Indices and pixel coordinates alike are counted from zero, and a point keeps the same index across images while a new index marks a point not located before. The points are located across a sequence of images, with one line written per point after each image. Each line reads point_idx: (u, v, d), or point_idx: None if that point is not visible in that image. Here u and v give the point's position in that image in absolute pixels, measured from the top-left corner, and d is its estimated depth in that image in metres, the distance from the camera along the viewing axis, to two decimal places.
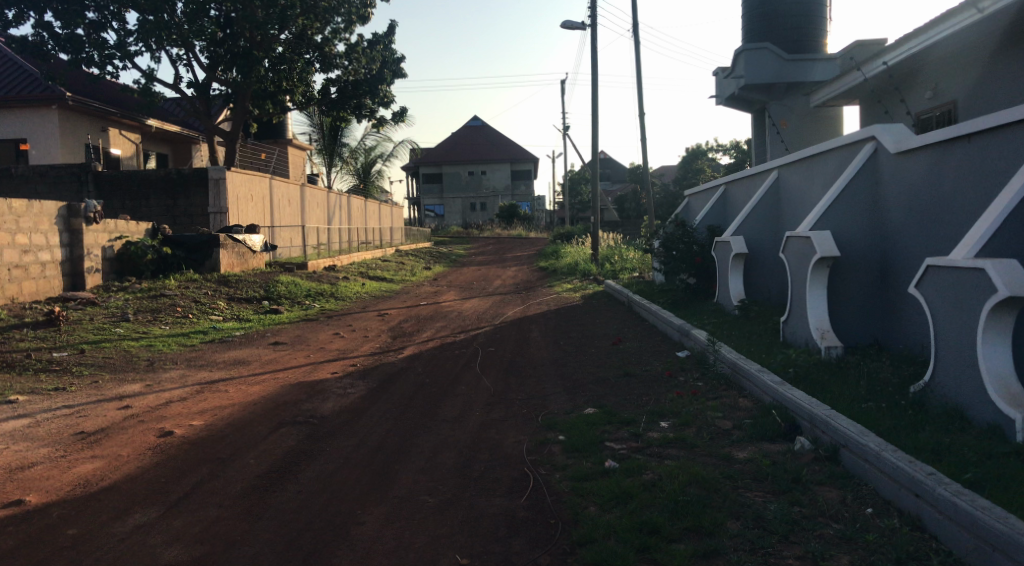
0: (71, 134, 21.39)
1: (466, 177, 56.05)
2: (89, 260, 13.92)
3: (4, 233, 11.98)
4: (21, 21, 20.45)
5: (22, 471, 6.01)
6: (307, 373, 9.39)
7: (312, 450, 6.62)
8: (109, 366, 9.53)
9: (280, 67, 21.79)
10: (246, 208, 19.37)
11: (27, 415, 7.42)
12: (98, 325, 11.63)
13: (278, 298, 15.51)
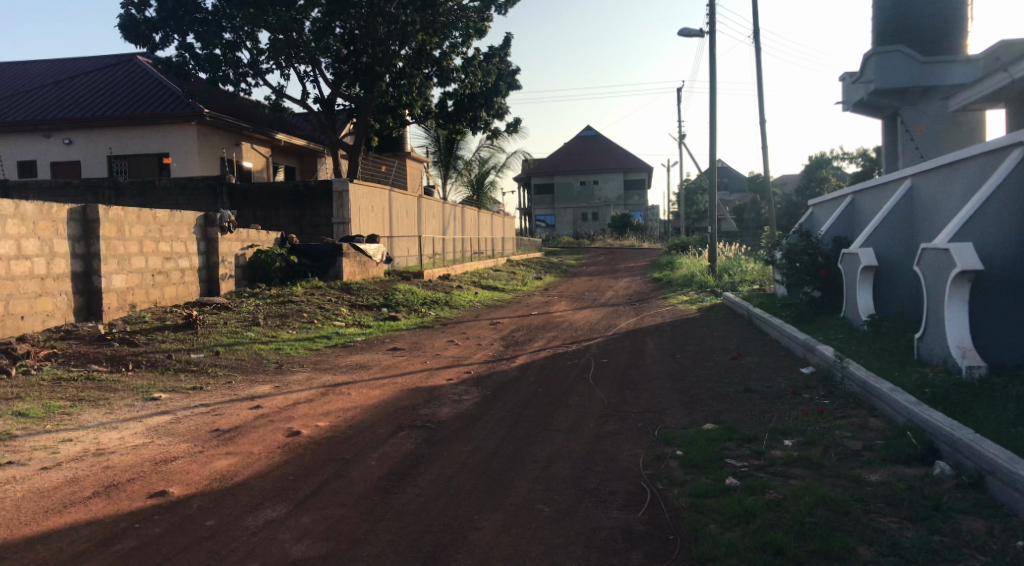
0: (207, 149, 22.65)
1: (577, 187, 56.11)
2: (223, 267, 14.74)
3: (150, 241, 12.89)
4: (165, 43, 21.84)
5: (165, 463, 6.39)
6: (424, 379, 9.58)
7: (430, 454, 6.79)
8: (241, 368, 10.03)
9: (400, 81, 22.88)
10: (368, 218, 20.03)
11: (169, 412, 7.90)
12: (232, 329, 12.24)
13: (396, 306, 15.92)
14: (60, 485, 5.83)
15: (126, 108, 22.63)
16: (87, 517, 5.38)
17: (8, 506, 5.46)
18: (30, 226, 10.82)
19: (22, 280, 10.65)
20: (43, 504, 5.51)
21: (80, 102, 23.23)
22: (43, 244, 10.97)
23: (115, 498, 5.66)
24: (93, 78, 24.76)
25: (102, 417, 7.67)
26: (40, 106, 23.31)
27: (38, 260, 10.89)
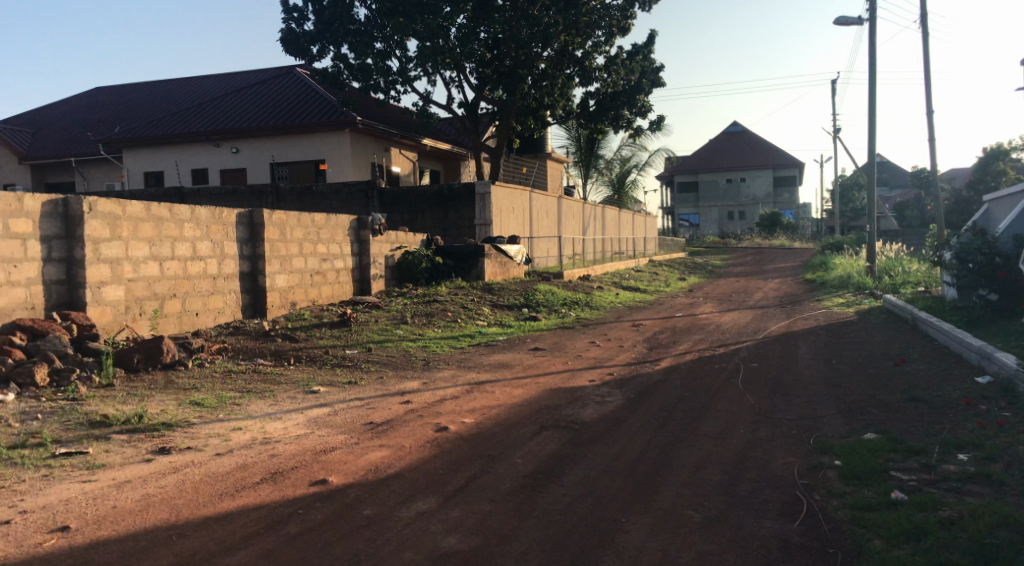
0: (359, 154, 23.53)
1: (723, 185, 54.66)
2: (374, 267, 15.48)
3: (309, 243, 13.80)
4: (322, 55, 22.88)
5: (324, 453, 6.63)
6: (567, 380, 9.56)
7: (577, 454, 6.74)
8: (391, 364, 10.33)
9: (542, 83, 22.72)
10: (510, 219, 20.28)
11: (325, 404, 8.22)
12: (382, 326, 12.65)
13: (537, 305, 16.00)
14: (232, 471, 6.15)
15: (285, 117, 23.84)
16: (256, 500, 5.62)
17: (186, 488, 5.79)
18: (204, 229, 11.85)
19: (197, 279, 11.72)
20: (217, 487, 5.81)
21: (245, 113, 24.67)
22: (215, 246, 12.02)
23: (280, 485, 5.91)
24: (256, 89, 26.25)
25: (267, 407, 8.08)
26: (210, 117, 24.93)
27: (211, 261, 11.95)
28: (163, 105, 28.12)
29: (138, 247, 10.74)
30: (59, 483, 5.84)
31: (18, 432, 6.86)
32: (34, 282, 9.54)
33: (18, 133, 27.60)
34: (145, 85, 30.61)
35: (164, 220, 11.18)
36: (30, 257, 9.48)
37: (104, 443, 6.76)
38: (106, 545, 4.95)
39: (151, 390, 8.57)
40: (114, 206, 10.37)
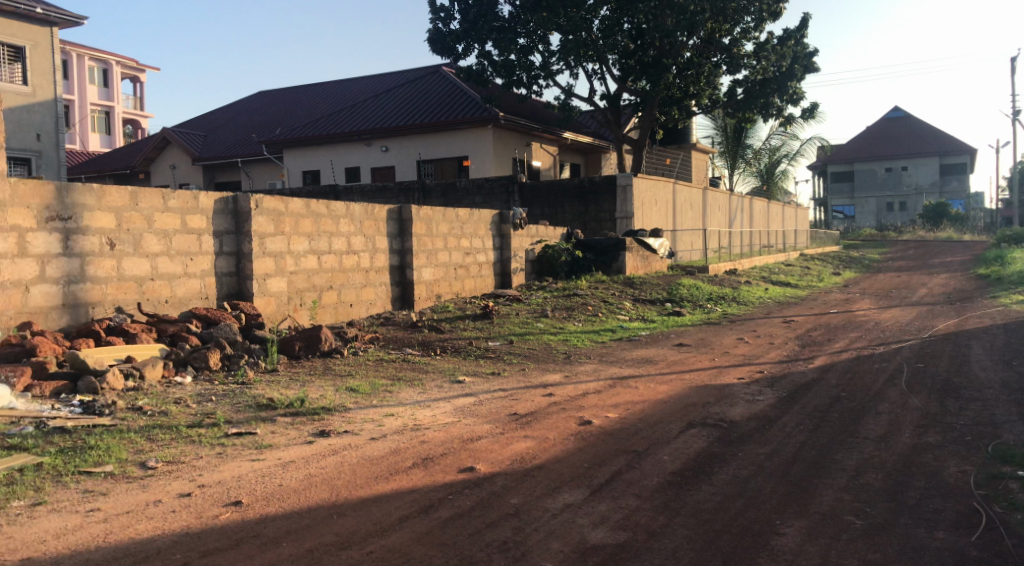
0: (502, 150, 23.82)
1: (883, 174, 51.92)
2: (514, 261, 15.89)
3: (453, 237, 14.26)
4: (467, 53, 23.32)
5: (472, 442, 6.76)
6: (713, 377, 9.34)
7: (726, 453, 6.58)
8: (534, 357, 10.40)
9: (688, 72, 22.60)
10: (652, 212, 20.01)
11: (470, 394, 8.39)
12: (523, 319, 12.77)
13: (681, 300, 15.71)
14: (386, 455, 6.37)
15: (432, 114, 24.45)
16: (409, 485, 5.77)
17: (344, 470, 6.04)
18: (357, 225, 12.35)
19: (351, 272, 12.24)
20: (373, 471, 6.02)
21: (394, 112, 25.48)
22: (367, 241, 12.53)
23: (431, 471, 6.06)
24: (406, 89, 27.05)
25: (417, 395, 8.33)
26: (363, 117, 25.91)
27: (363, 254, 12.47)
28: (318, 106, 29.43)
29: (298, 242, 11.28)
30: (231, 461, 6.24)
31: (195, 412, 7.37)
32: (207, 274, 10.23)
33: (191, 136, 29.63)
34: (301, 88, 32.12)
35: (322, 216, 11.71)
36: (204, 251, 10.17)
37: (270, 425, 7.17)
38: (273, 519, 5.16)
39: (311, 376, 9.02)
40: (278, 203, 10.95)
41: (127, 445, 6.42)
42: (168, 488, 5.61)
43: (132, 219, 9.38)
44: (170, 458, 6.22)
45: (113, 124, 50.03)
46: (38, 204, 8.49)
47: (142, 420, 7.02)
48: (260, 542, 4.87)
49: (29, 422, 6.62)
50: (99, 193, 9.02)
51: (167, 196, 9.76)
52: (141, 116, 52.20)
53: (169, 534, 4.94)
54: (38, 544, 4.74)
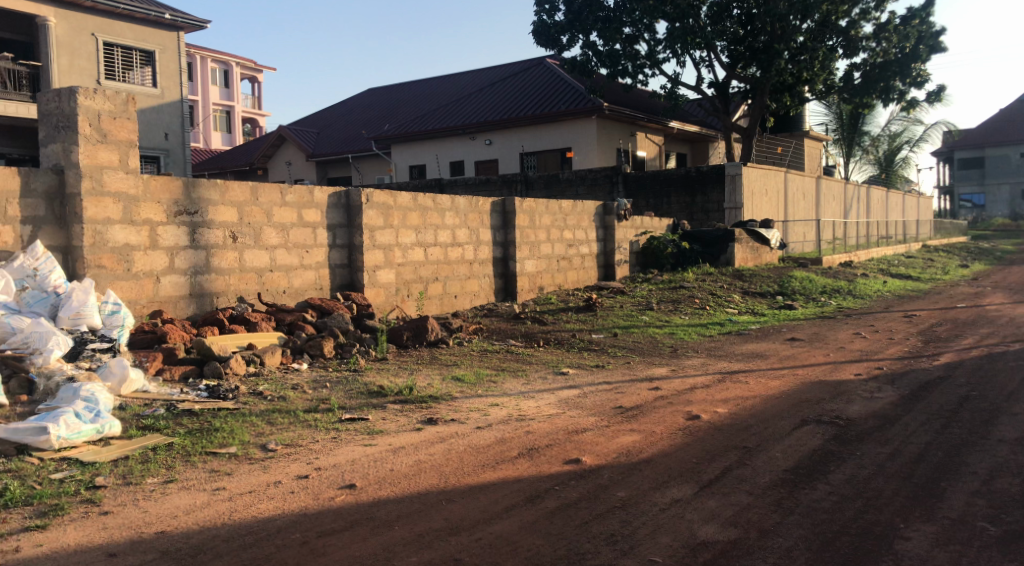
0: (607, 140, 23.67)
1: (1016, 159, 48.74)
2: (618, 253, 15.83)
3: (556, 229, 14.35)
4: (572, 44, 23.31)
5: (577, 434, 6.78)
6: (828, 373, 9.08)
7: (842, 452, 6.39)
8: (639, 350, 10.33)
9: (801, 57, 21.37)
10: (762, 202, 19.53)
11: (575, 387, 8.42)
12: (628, 312, 12.70)
13: (793, 293, 15.28)
14: (493, 444, 6.48)
15: (536, 106, 24.52)
16: (515, 474, 5.84)
17: (452, 458, 6.17)
18: (463, 218, 12.55)
19: (456, 264, 12.47)
20: (480, 459, 6.13)
21: (499, 105, 25.68)
22: (472, 233, 12.73)
23: (538, 461, 6.12)
24: (511, 81, 27.22)
25: (521, 386, 8.42)
26: (469, 110, 26.23)
27: (468, 247, 12.68)
28: (425, 101, 29.96)
29: (406, 235, 11.55)
30: (345, 445, 6.47)
31: (311, 398, 7.67)
32: (321, 266, 10.61)
33: (305, 133, 30.66)
34: (409, 83, 32.77)
35: (429, 210, 11.93)
36: (318, 243, 10.55)
37: (381, 411, 7.39)
38: (385, 503, 5.30)
39: (419, 364, 9.25)
40: (387, 196, 11.23)
41: (249, 427, 6.74)
42: (287, 470, 5.87)
43: (252, 214, 9.80)
44: (288, 441, 6.50)
45: (234, 123, 52.11)
46: (168, 200, 8.96)
47: (262, 405, 7.36)
48: (374, 525, 4.99)
49: (161, 405, 7.03)
50: (222, 188, 9.45)
51: (285, 191, 10.14)
52: (259, 115, 54.27)
53: (289, 513, 5.12)
54: (170, 518, 4.97)
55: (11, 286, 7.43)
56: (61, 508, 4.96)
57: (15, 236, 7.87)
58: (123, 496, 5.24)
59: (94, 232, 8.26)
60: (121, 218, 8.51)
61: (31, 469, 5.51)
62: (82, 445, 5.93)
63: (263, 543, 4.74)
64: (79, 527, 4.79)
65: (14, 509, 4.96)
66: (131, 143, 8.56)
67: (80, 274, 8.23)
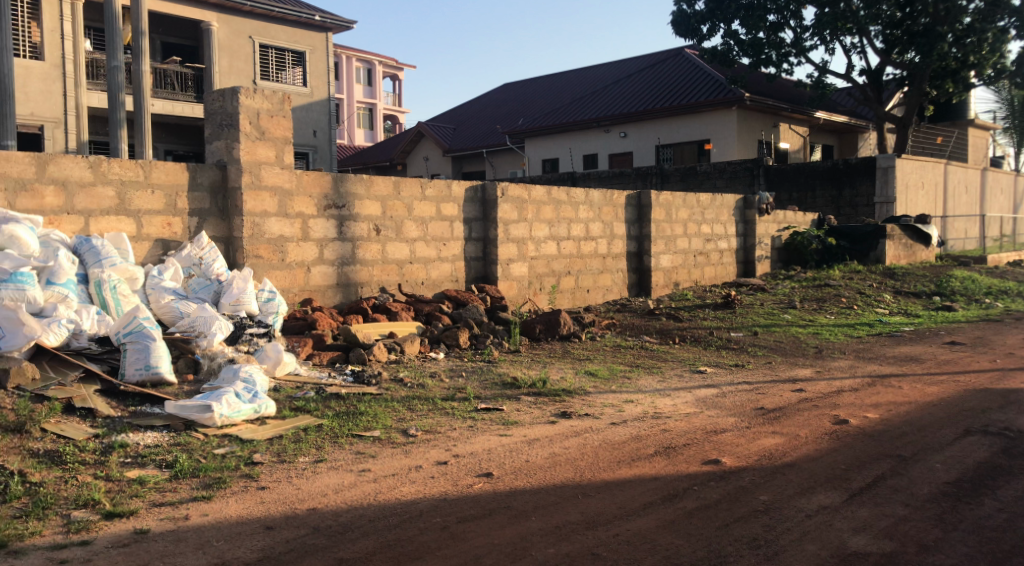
0: (747, 133, 23.04)
1: None
2: (759, 248, 15.44)
3: (694, 224, 14.12)
4: (712, 33, 22.80)
5: (716, 434, 6.66)
6: (993, 380, 8.51)
7: (1010, 467, 5.99)
8: (781, 350, 10.03)
9: (967, 40, 20.13)
10: (916, 195, 18.55)
11: (714, 386, 8.26)
12: (769, 310, 12.34)
13: (953, 294, 14.39)
14: (628, 441, 6.46)
15: (673, 98, 24.13)
16: (651, 472, 5.79)
17: (588, 452, 6.19)
18: (597, 211, 12.53)
19: (589, 258, 12.47)
20: (615, 456, 6.12)
21: (635, 97, 25.42)
22: (606, 227, 12.69)
23: (675, 460, 6.05)
24: (647, 74, 26.88)
25: (656, 383, 8.34)
26: (604, 103, 26.10)
27: (602, 241, 12.66)
28: (561, 95, 30.03)
29: (540, 228, 11.63)
30: (482, 434, 6.60)
31: (448, 386, 7.87)
32: (457, 259, 10.86)
33: (442, 129, 31.34)
34: (544, 78, 32.94)
35: (563, 203, 11.97)
36: (455, 237, 10.80)
37: (515, 403, 7.49)
38: (523, 494, 5.37)
39: (553, 358, 9.31)
40: (522, 190, 11.36)
41: (391, 413, 6.98)
42: (427, 455, 6.04)
43: (394, 207, 10.12)
44: (428, 428, 6.69)
45: (376, 120, 53.73)
46: (318, 194, 9.38)
47: (402, 391, 7.61)
48: (511, 514, 5.04)
49: (311, 388, 7.37)
50: (368, 183, 9.81)
51: (425, 185, 10.42)
52: (399, 112, 55.71)
53: (430, 498, 5.25)
54: (320, 497, 5.18)
55: (180, 274, 8.00)
56: (223, 481, 5.27)
57: (183, 227, 8.44)
58: (278, 474, 5.53)
59: (252, 224, 8.73)
60: (277, 212, 8.97)
61: (197, 443, 5.88)
62: (242, 423, 6.29)
63: (407, 525, 4.84)
64: (239, 500, 5.05)
65: (183, 479, 5.29)
66: (287, 140, 9.02)
67: (239, 263, 8.75)
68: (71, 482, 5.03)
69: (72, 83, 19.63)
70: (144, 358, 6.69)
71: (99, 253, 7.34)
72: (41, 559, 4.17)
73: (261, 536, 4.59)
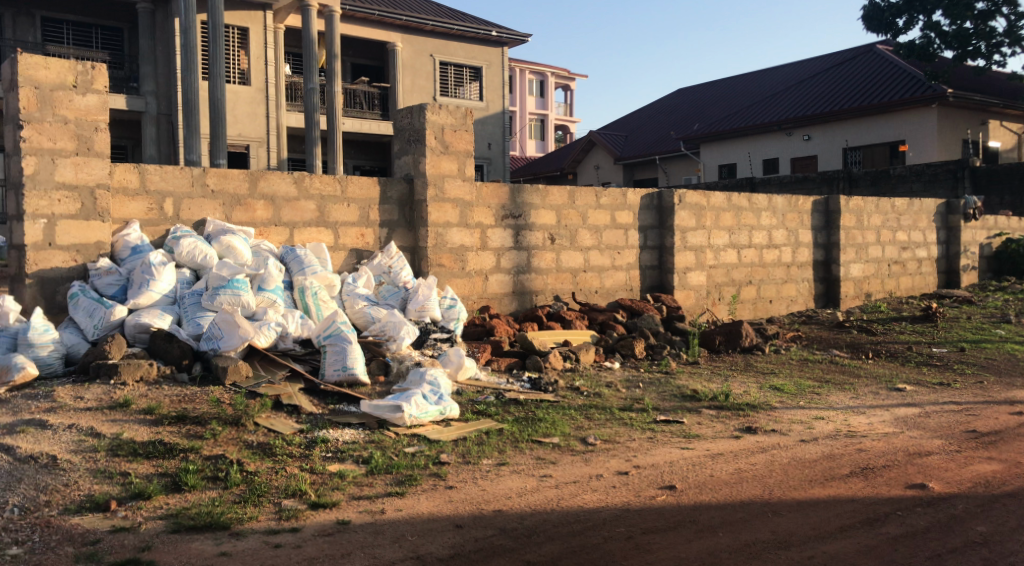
0: (948, 132, 21.52)
1: None
2: (964, 257, 14.47)
3: (887, 231, 13.41)
4: (910, 26, 21.51)
5: (921, 457, 6.25)
6: None
7: None
8: (993, 368, 9.28)
9: None
10: None
11: (916, 405, 7.76)
12: (977, 325, 11.45)
13: None
14: (820, 459, 6.19)
15: (863, 98, 22.94)
16: (847, 494, 5.52)
17: (776, 469, 5.99)
18: (780, 218, 12.10)
19: (772, 267, 12.06)
20: (807, 474, 5.88)
21: (820, 99, 24.35)
22: (790, 234, 12.24)
23: (874, 482, 5.74)
24: (833, 74, 25.68)
25: (849, 400, 7.94)
26: (786, 106, 25.18)
27: (785, 249, 12.21)
28: (738, 99, 29.23)
29: (719, 236, 11.38)
30: (662, 446, 6.53)
31: (626, 397, 7.83)
32: (632, 267, 10.81)
33: (614, 137, 31.27)
34: (719, 83, 32.18)
35: (744, 210, 11.65)
36: (631, 245, 10.76)
37: (696, 416, 7.35)
38: (708, 509, 5.26)
39: (734, 371, 9.06)
40: (700, 197, 11.17)
41: (569, 421, 7.05)
42: (607, 465, 6.04)
43: (570, 216, 10.22)
44: (607, 437, 6.70)
45: (547, 131, 54.27)
46: (496, 204, 9.61)
47: (579, 399, 7.66)
48: (698, 528, 4.95)
49: (491, 393, 7.56)
50: (544, 193, 9.96)
51: (600, 194, 10.45)
52: (570, 122, 56.27)
53: (612, 507, 5.25)
54: (505, 499, 5.31)
55: (372, 281, 8.46)
56: (414, 479, 5.51)
57: (374, 238, 8.92)
58: (464, 474, 5.71)
59: (436, 234, 9.09)
60: (458, 222, 9.29)
61: (389, 441, 6.17)
62: (428, 424, 6.55)
63: (591, 532, 4.86)
64: (430, 498, 5.27)
65: (377, 475, 5.57)
66: (469, 153, 9.30)
67: (424, 272, 9.12)
68: (281, 472, 5.42)
69: (274, 106, 21.15)
70: (342, 360, 7.07)
71: (303, 262, 7.92)
72: (258, 542, 4.51)
73: (452, 534, 4.75)
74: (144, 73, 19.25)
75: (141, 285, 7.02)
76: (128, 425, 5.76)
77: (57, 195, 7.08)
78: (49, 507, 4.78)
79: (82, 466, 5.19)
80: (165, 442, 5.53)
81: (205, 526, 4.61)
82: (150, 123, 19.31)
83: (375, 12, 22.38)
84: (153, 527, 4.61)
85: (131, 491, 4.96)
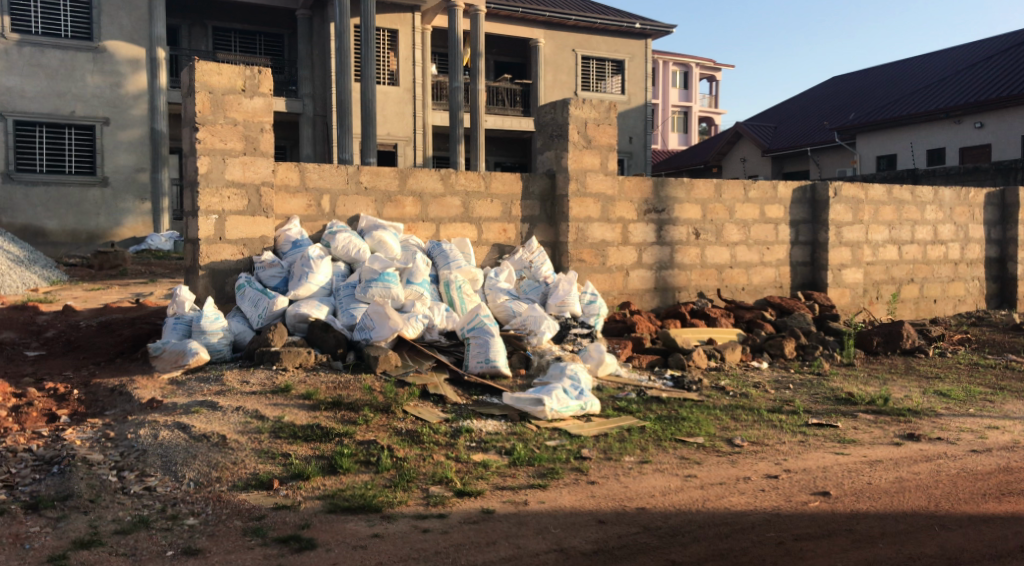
0: None
1: None
2: None
3: None
4: None
5: None
6: None
7: None
8: None
9: None
10: None
11: None
12: None
13: None
14: (996, 472, 5.80)
15: None
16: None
17: (943, 480, 5.66)
18: (947, 212, 11.42)
19: (938, 264, 11.40)
20: (980, 487, 5.52)
21: (995, 83, 22.69)
22: (958, 229, 11.55)
23: None
24: (1008, 56, 23.89)
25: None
26: (954, 92, 23.63)
27: (953, 245, 11.53)
28: (899, 87, 27.70)
29: (878, 230, 10.85)
30: (814, 450, 6.30)
31: (774, 398, 7.60)
32: (783, 264, 10.47)
33: (762, 128, 30.33)
34: (876, 70, 30.60)
35: (906, 203, 11.05)
36: (780, 240, 10.42)
37: (852, 420, 7.05)
38: (867, 518, 5.03)
39: (893, 374, 8.61)
40: (858, 190, 10.66)
41: (714, 421, 6.91)
42: (755, 467, 5.90)
43: (715, 210, 10.01)
44: (755, 439, 6.53)
45: (691, 123, 53.24)
46: (639, 198, 9.52)
47: (725, 399, 7.50)
48: (856, 538, 4.75)
49: (632, 389, 7.52)
50: (688, 186, 9.80)
51: (748, 187, 10.17)
52: (716, 114, 55.01)
53: (762, 511, 5.12)
54: (649, 497, 5.28)
55: (513, 276, 8.59)
56: (556, 472, 5.57)
57: (516, 233, 9.06)
58: (606, 470, 5.72)
59: (578, 229, 9.11)
60: (600, 217, 9.27)
61: (531, 434, 6.25)
62: (569, 418, 6.60)
63: (740, 535, 4.76)
64: (572, 491, 5.31)
65: (521, 467, 5.65)
66: (612, 147, 9.26)
67: (566, 267, 9.16)
68: (429, 459, 5.60)
69: (421, 105, 21.76)
70: (485, 352, 7.18)
71: (448, 257, 8.14)
72: (409, 526, 4.68)
73: (596, 529, 4.77)
74: (302, 76, 20.23)
75: (301, 278, 7.42)
76: (289, 409, 6.10)
77: (227, 192, 7.57)
78: (220, 483, 5.14)
79: (249, 446, 5.55)
80: (323, 427, 5.83)
81: (358, 508, 4.84)
82: (307, 124, 20.28)
83: (519, 10, 22.65)
84: (311, 506, 4.88)
85: (292, 471, 5.26)
